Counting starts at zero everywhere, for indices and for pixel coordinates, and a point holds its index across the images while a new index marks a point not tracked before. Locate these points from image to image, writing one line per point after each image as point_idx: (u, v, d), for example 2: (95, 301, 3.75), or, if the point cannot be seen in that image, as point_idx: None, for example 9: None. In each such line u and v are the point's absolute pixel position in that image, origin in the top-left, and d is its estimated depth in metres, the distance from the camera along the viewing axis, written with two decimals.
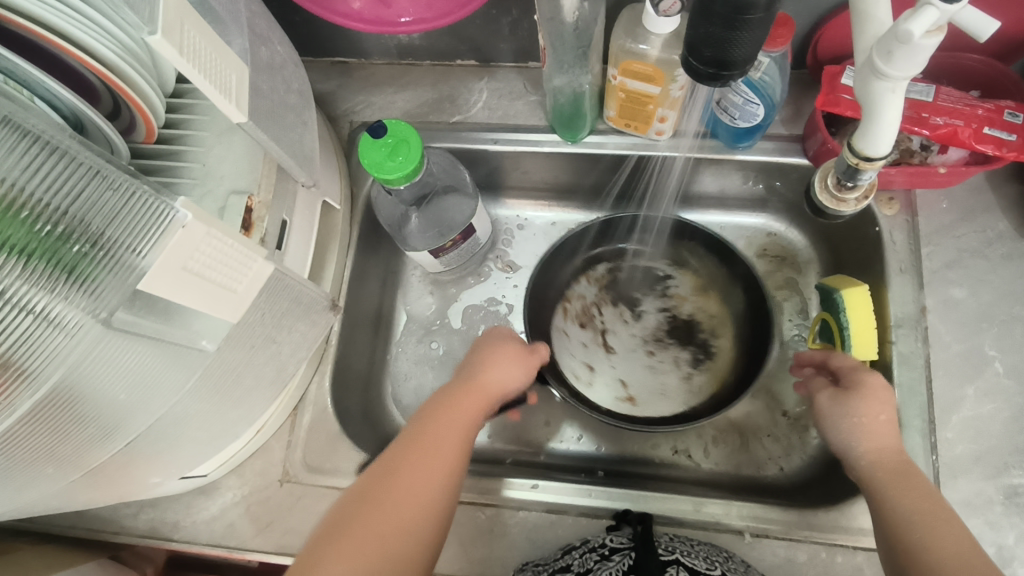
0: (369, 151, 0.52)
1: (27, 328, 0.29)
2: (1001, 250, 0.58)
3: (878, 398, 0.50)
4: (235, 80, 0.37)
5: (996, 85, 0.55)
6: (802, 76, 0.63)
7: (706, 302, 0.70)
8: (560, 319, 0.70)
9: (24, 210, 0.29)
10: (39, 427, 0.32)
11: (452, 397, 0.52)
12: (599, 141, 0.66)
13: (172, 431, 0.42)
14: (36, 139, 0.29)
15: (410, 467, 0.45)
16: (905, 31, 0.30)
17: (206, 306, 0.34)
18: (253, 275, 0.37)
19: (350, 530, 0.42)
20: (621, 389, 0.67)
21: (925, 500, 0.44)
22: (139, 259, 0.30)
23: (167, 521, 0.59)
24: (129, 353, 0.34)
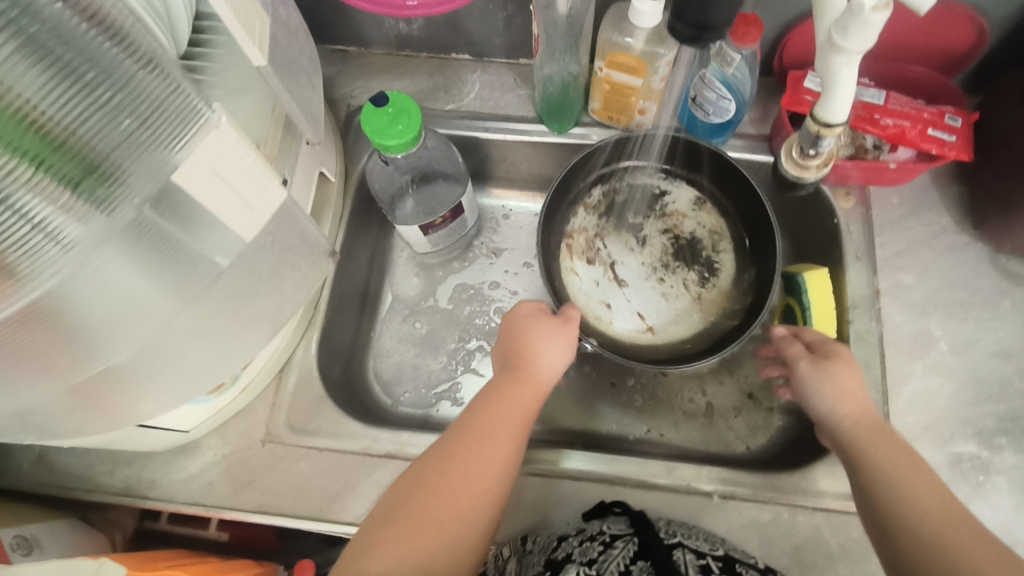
0: (371, 118, 0.55)
1: (26, 236, 0.30)
2: (945, 242, 0.64)
3: (850, 366, 0.53)
4: (259, 26, 0.40)
5: (937, 95, 0.62)
6: (769, 81, 0.69)
7: (706, 216, 0.72)
8: (568, 259, 0.70)
9: (40, 123, 0.28)
10: (24, 332, 0.33)
11: (504, 387, 0.54)
12: (583, 133, 0.70)
13: (178, 354, 0.42)
14: (53, 52, 0.28)
15: (465, 459, 0.49)
16: (859, 3, 0.35)
17: (225, 215, 0.36)
18: (269, 199, 0.39)
19: (410, 514, 0.47)
20: (638, 321, 0.69)
21: (901, 460, 0.48)
22: (172, 154, 0.32)
23: (144, 479, 0.59)
24: (125, 267, 0.35)
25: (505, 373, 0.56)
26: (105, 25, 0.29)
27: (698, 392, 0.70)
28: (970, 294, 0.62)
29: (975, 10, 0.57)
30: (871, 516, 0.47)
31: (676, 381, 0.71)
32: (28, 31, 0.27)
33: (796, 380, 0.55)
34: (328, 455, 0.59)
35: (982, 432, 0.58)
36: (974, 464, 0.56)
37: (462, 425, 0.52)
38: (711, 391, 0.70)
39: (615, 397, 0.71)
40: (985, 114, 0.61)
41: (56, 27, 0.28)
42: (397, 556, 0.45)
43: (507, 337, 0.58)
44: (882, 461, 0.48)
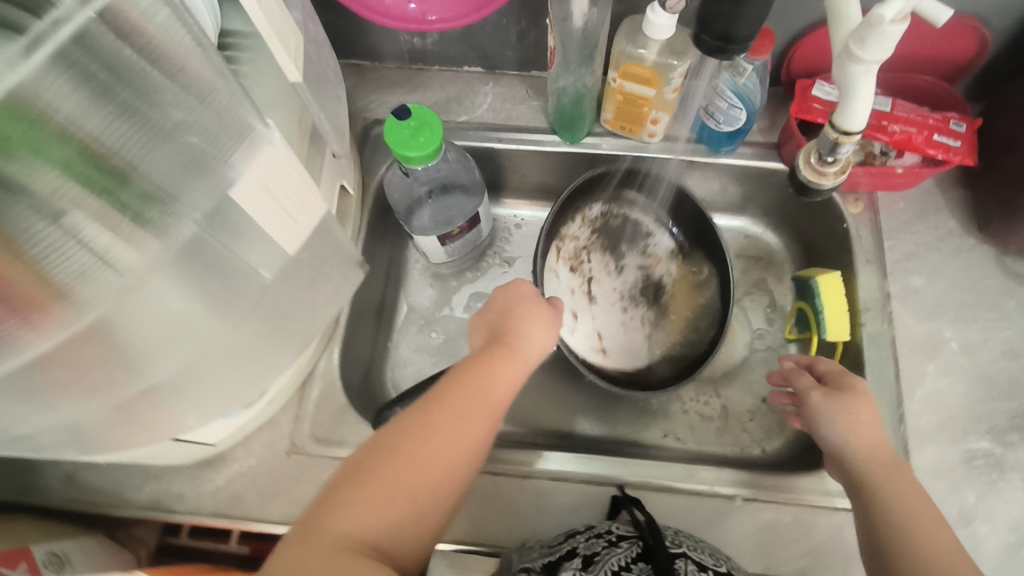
0: (393, 131, 0.56)
1: (80, 260, 0.31)
2: (951, 245, 0.66)
3: (866, 401, 0.53)
4: (294, 42, 0.41)
5: (942, 102, 0.64)
6: (776, 91, 0.71)
7: (677, 266, 0.74)
8: (555, 259, 0.73)
9: (103, 156, 0.30)
10: (78, 355, 0.34)
11: (488, 359, 0.54)
12: (595, 142, 0.72)
13: (221, 367, 0.43)
14: (114, 91, 0.30)
15: (440, 427, 0.49)
16: (878, 14, 0.37)
17: (272, 229, 0.40)
18: (312, 211, 0.43)
19: (373, 476, 0.46)
20: (596, 338, 0.72)
21: (910, 496, 0.48)
22: (229, 170, 0.35)
23: (171, 493, 0.59)
24: (174, 286, 0.36)
25: (488, 349, 0.55)
26: (162, 62, 0.31)
27: (712, 397, 0.71)
28: (978, 296, 0.64)
29: (977, 19, 0.59)
30: (870, 540, 0.48)
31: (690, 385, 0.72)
32: (93, 74, 0.29)
33: (807, 410, 0.55)
34: None
35: (995, 430, 0.59)
36: (988, 462, 0.58)
37: (440, 395, 0.51)
38: (725, 395, 0.71)
39: (631, 403, 0.71)
40: (988, 119, 0.63)
41: (117, 67, 0.29)
42: (364, 523, 0.44)
43: (498, 318, 0.58)
44: (893, 502, 0.48)
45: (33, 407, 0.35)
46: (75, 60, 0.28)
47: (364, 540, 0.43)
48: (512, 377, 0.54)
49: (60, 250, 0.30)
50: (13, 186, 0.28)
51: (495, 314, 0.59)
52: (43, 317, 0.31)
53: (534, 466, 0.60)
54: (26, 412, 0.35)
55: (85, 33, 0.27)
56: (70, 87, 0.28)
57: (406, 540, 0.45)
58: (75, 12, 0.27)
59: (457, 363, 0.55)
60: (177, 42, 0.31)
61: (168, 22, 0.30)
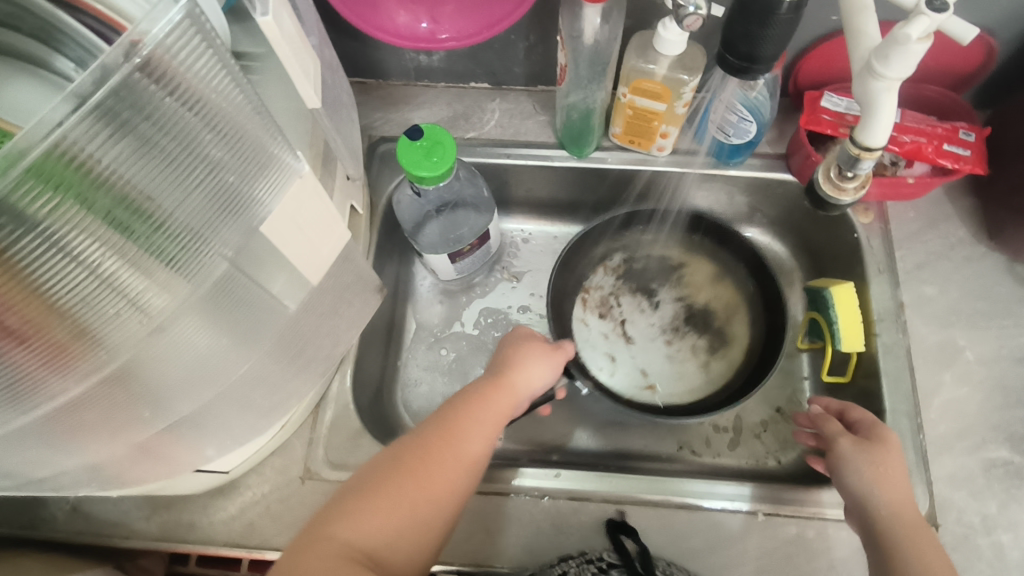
0: (407, 152, 0.56)
1: (107, 301, 0.32)
2: (962, 253, 0.66)
3: (893, 453, 0.53)
4: (313, 68, 0.41)
5: (950, 112, 0.64)
6: (783, 103, 0.71)
7: (722, 290, 0.75)
8: (580, 310, 0.74)
9: (138, 203, 0.30)
10: (105, 396, 0.35)
11: (484, 389, 0.54)
12: (603, 157, 0.72)
13: (242, 394, 0.44)
14: (155, 141, 0.30)
15: (441, 448, 0.49)
16: (905, 34, 0.37)
17: (299, 257, 0.42)
18: (334, 240, 0.44)
19: (388, 490, 0.46)
20: (642, 377, 0.71)
21: (931, 553, 0.47)
22: (263, 208, 0.37)
23: (183, 522, 0.58)
24: (202, 329, 0.37)
25: (485, 377, 0.56)
26: (200, 108, 0.31)
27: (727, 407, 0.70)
28: (990, 303, 0.64)
29: (984, 29, 0.59)
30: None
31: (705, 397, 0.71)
32: (134, 125, 0.29)
33: (834, 454, 0.55)
34: None
35: (1013, 438, 0.59)
36: (1008, 470, 0.58)
37: (447, 419, 0.51)
38: (739, 407, 0.71)
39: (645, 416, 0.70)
40: (996, 128, 0.64)
41: (157, 117, 0.29)
42: (368, 532, 0.43)
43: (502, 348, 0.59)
44: (918, 566, 0.46)
45: (60, 448, 0.36)
46: (116, 110, 0.27)
47: (364, 548, 0.43)
48: (507, 407, 0.54)
49: (88, 291, 0.30)
50: (54, 240, 0.28)
51: (497, 352, 0.59)
52: (72, 363, 0.32)
53: (554, 486, 0.59)
54: (52, 453, 0.36)
55: (127, 82, 0.27)
56: (112, 139, 0.28)
57: (404, 554, 0.44)
58: (117, 62, 0.26)
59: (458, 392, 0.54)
60: (213, 87, 0.31)
61: (204, 66, 0.30)
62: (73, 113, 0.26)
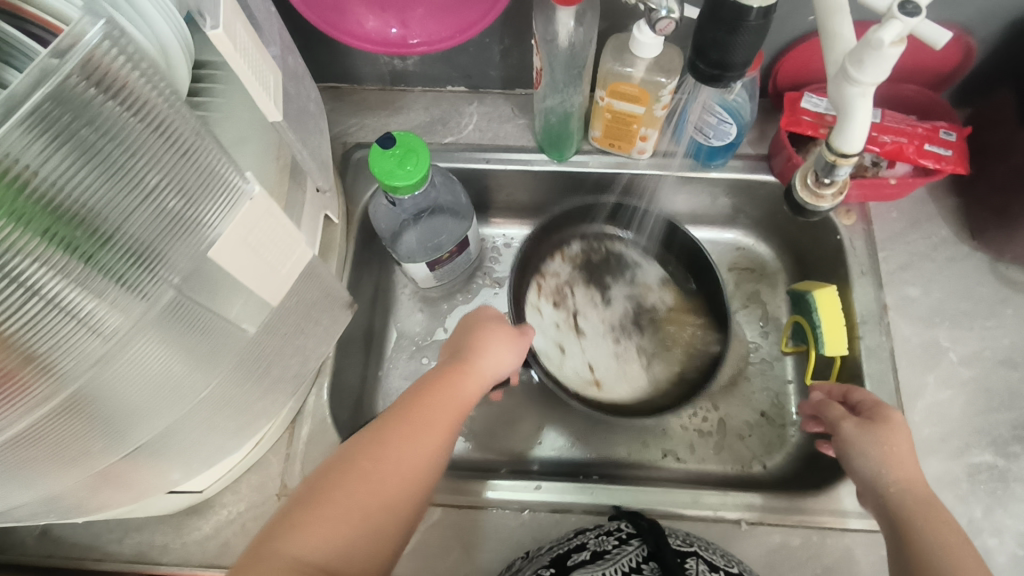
0: (379, 160, 0.54)
1: (62, 326, 0.30)
2: (945, 253, 0.65)
3: (900, 431, 0.52)
4: (273, 82, 0.40)
5: (929, 111, 0.63)
6: (764, 103, 0.70)
7: (669, 294, 0.74)
8: (536, 295, 0.73)
9: (86, 220, 0.30)
10: (60, 425, 0.34)
11: (437, 380, 0.51)
12: (583, 160, 0.70)
13: (201, 416, 0.42)
14: (99, 151, 0.29)
15: (396, 444, 0.46)
16: (877, 38, 0.36)
17: (254, 281, 0.39)
18: (294, 260, 0.43)
19: (328, 496, 0.43)
20: (588, 371, 0.70)
21: (948, 532, 0.46)
22: (211, 231, 0.35)
23: (155, 544, 0.56)
24: (160, 351, 0.36)
25: (443, 367, 0.54)
26: (144, 115, 0.30)
27: (711, 412, 0.69)
28: (974, 304, 0.63)
29: (963, 28, 0.59)
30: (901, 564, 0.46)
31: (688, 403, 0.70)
32: (76, 133, 0.28)
33: (838, 439, 0.54)
34: None
35: (997, 442, 0.58)
36: (991, 474, 0.57)
37: (391, 415, 0.49)
38: (723, 410, 0.70)
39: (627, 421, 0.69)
40: (977, 127, 0.63)
41: (100, 125, 0.28)
42: (316, 541, 0.41)
43: (460, 337, 0.57)
44: (934, 541, 0.45)
45: (18, 483, 0.35)
46: (55, 117, 0.26)
47: (313, 562, 0.40)
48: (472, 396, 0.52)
49: (37, 316, 0.29)
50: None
51: (460, 337, 0.58)
52: (22, 393, 0.31)
53: (534, 499, 0.58)
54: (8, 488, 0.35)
55: (63, 85, 0.26)
56: (51, 148, 0.27)
57: (357, 561, 0.42)
58: (49, 65, 0.26)
59: (415, 382, 0.52)
60: (157, 92, 0.31)
61: (144, 71, 0.30)
62: (8, 119, 0.25)
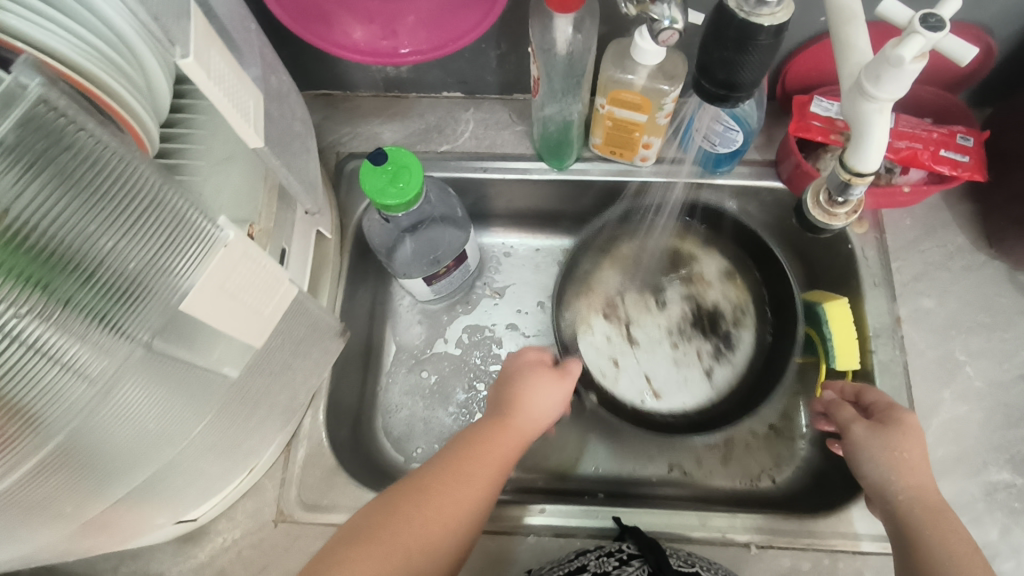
0: (370, 178, 0.52)
1: (44, 373, 0.29)
2: (961, 262, 0.63)
3: (912, 435, 0.50)
4: (253, 106, 0.38)
5: (947, 113, 0.60)
6: (772, 106, 0.68)
7: (732, 289, 0.71)
8: (586, 309, 0.71)
9: (66, 258, 0.28)
10: (50, 475, 0.32)
11: (485, 436, 0.50)
12: (584, 168, 0.68)
13: (188, 453, 0.41)
14: (78, 185, 0.27)
15: (441, 488, 0.46)
16: (898, 54, 0.33)
17: (236, 329, 0.37)
18: (279, 298, 0.40)
19: (376, 535, 0.43)
20: (647, 384, 0.69)
21: (959, 543, 0.44)
22: (182, 281, 0.32)
23: (150, 572, 0.55)
24: (148, 391, 0.35)
25: (486, 420, 0.53)
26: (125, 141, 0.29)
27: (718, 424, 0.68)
28: (991, 316, 0.61)
29: (982, 27, 0.56)
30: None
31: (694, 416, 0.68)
32: (54, 162, 0.26)
33: (847, 442, 0.52)
34: None
35: (1016, 460, 0.56)
36: (1010, 493, 0.55)
37: (442, 460, 0.49)
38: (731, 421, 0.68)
39: (632, 433, 0.68)
40: (996, 131, 0.60)
41: (79, 153, 0.27)
42: None
43: (499, 383, 0.56)
44: (946, 551, 0.43)
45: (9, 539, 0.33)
46: (28, 145, 0.25)
47: None
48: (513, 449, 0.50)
49: (18, 365, 0.27)
50: None
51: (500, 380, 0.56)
52: (9, 448, 0.29)
53: (537, 523, 0.56)
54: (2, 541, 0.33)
55: (37, 109, 0.25)
56: (25, 180, 0.25)
57: None
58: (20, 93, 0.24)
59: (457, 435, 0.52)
60: None
61: None
62: None
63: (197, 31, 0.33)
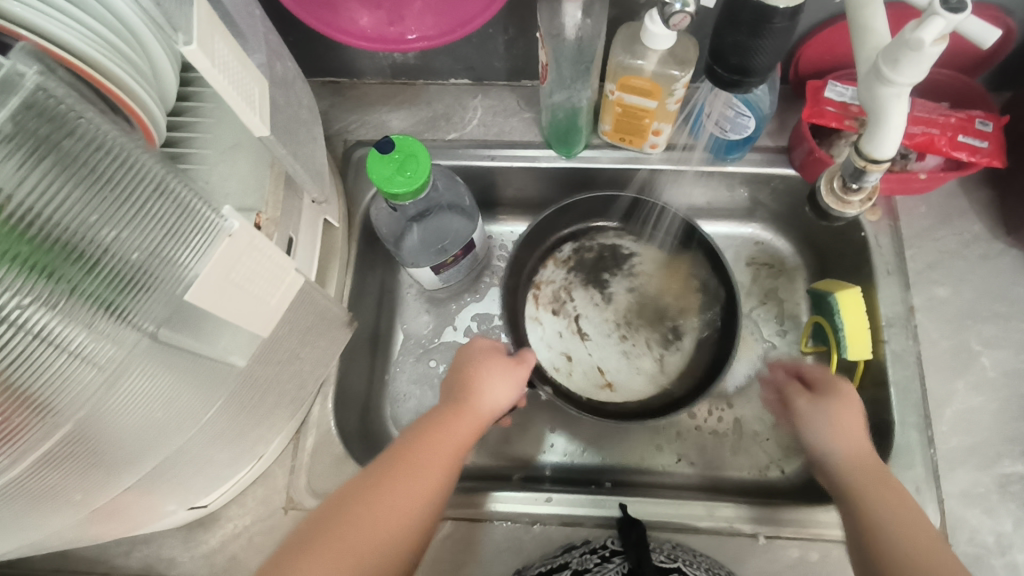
0: (377, 167, 0.52)
1: (53, 360, 0.29)
2: (977, 251, 0.62)
3: (851, 404, 0.53)
4: (258, 93, 0.37)
5: (965, 97, 0.59)
6: (786, 91, 0.66)
7: (671, 278, 0.70)
8: (533, 307, 0.70)
9: (72, 245, 0.28)
10: (59, 463, 0.32)
11: (438, 421, 0.51)
12: (593, 156, 0.67)
13: (197, 442, 0.41)
14: (85, 172, 0.28)
15: (389, 484, 0.46)
16: (917, 38, 0.32)
17: (243, 318, 0.36)
18: (285, 288, 0.39)
19: (325, 538, 0.43)
20: (599, 376, 0.68)
21: (894, 501, 0.46)
22: (188, 271, 0.32)
23: (163, 557, 0.56)
24: (156, 380, 0.35)
25: (443, 406, 0.53)
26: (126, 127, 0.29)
27: (725, 414, 0.67)
28: (1006, 305, 0.60)
29: (1003, 9, 0.54)
30: (851, 535, 0.46)
31: (700, 404, 0.68)
32: (57, 147, 0.27)
33: (794, 416, 0.55)
34: None
35: None
36: None
37: (387, 456, 0.48)
38: (739, 411, 0.67)
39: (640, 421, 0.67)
40: (1015, 116, 0.59)
41: (81, 137, 0.27)
42: None
43: (455, 369, 0.56)
44: (883, 510, 0.45)
45: (17, 526, 0.34)
46: (29, 130, 0.26)
47: None
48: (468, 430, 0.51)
49: (26, 352, 0.28)
50: None
51: (456, 365, 0.56)
52: (19, 436, 0.29)
53: (543, 512, 0.56)
54: (14, 526, 0.34)
55: (36, 95, 0.25)
56: (30, 166, 0.26)
57: None
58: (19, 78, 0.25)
59: (414, 423, 0.51)
60: None
61: None
62: None
63: (201, 18, 0.32)
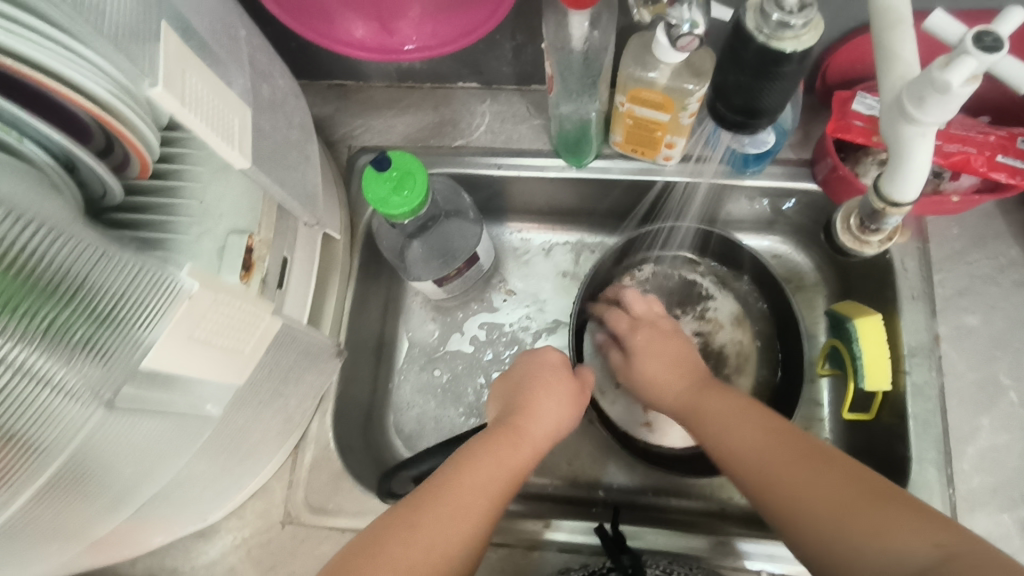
0: (373, 186, 0.50)
1: (34, 400, 0.29)
2: (1013, 277, 0.58)
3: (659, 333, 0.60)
4: (238, 124, 0.36)
5: (1008, 113, 0.55)
6: (811, 100, 0.62)
7: (742, 333, 0.68)
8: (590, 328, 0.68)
9: (48, 284, 0.28)
10: (49, 502, 0.32)
11: (493, 441, 0.49)
12: (604, 166, 0.65)
13: (182, 475, 0.41)
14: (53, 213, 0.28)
15: (433, 505, 0.44)
16: (943, 79, 0.30)
17: (212, 371, 0.36)
18: (257, 337, 0.40)
19: (376, 553, 0.42)
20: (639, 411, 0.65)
21: (729, 409, 0.50)
22: (149, 330, 0.31)
23: (165, 567, 0.57)
24: (139, 423, 0.34)
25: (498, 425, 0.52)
26: None
27: None
28: None
29: None
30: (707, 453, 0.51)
31: None
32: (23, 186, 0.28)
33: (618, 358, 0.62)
34: (350, 536, 0.56)
35: None
36: None
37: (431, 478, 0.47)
38: None
39: None
40: None
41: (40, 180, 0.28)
42: None
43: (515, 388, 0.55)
44: (711, 424, 0.50)
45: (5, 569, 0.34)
46: None
47: None
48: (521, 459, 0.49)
49: (13, 393, 0.28)
50: None
51: (518, 383, 0.55)
52: (7, 479, 0.29)
53: (543, 536, 0.56)
54: None
55: None
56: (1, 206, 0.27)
57: None
58: None
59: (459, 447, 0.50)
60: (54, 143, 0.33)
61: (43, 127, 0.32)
62: None
63: (170, 53, 0.32)
